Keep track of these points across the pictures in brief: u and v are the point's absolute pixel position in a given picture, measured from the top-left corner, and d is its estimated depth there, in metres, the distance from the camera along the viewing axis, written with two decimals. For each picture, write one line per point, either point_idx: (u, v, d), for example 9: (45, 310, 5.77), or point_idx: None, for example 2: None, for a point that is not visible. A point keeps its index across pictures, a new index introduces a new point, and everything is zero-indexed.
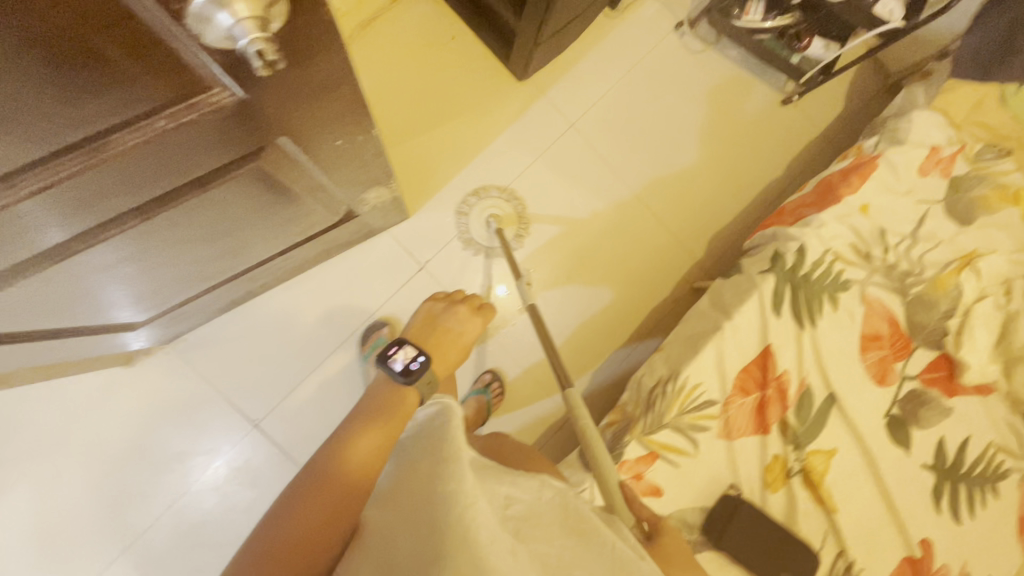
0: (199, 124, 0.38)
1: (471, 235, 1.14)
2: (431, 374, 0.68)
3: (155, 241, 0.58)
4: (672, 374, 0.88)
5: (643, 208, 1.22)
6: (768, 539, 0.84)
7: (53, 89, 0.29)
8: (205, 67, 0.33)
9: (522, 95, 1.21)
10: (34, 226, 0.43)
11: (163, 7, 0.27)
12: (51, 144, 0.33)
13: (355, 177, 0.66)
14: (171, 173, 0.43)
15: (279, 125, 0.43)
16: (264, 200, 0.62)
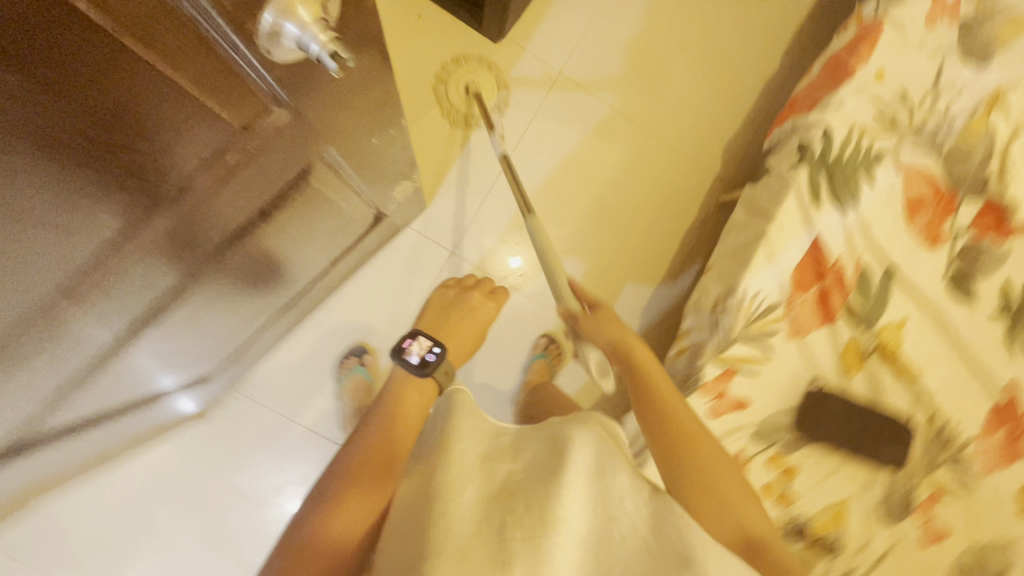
0: (262, 146, 0.40)
1: (454, 111, 1.14)
2: (448, 364, 0.68)
3: (219, 292, 0.60)
4: (731, 290, 0.88)
5: (649, 137, 1.20)
6: (861, 421, 0.88)
7: (143, 132, 0.32)
8: (263, 84, 0.35)
9: (503, 56, 1.17)
10: (137, 296, 0.45)
11: (231, 25, 0.29)
12: (143, 193, 0.36)
13: (384, 173, 0.65)
14: (240, 208, 0.45)
15: (326, 135, 0.44)
16: (310, 221, 0.62)
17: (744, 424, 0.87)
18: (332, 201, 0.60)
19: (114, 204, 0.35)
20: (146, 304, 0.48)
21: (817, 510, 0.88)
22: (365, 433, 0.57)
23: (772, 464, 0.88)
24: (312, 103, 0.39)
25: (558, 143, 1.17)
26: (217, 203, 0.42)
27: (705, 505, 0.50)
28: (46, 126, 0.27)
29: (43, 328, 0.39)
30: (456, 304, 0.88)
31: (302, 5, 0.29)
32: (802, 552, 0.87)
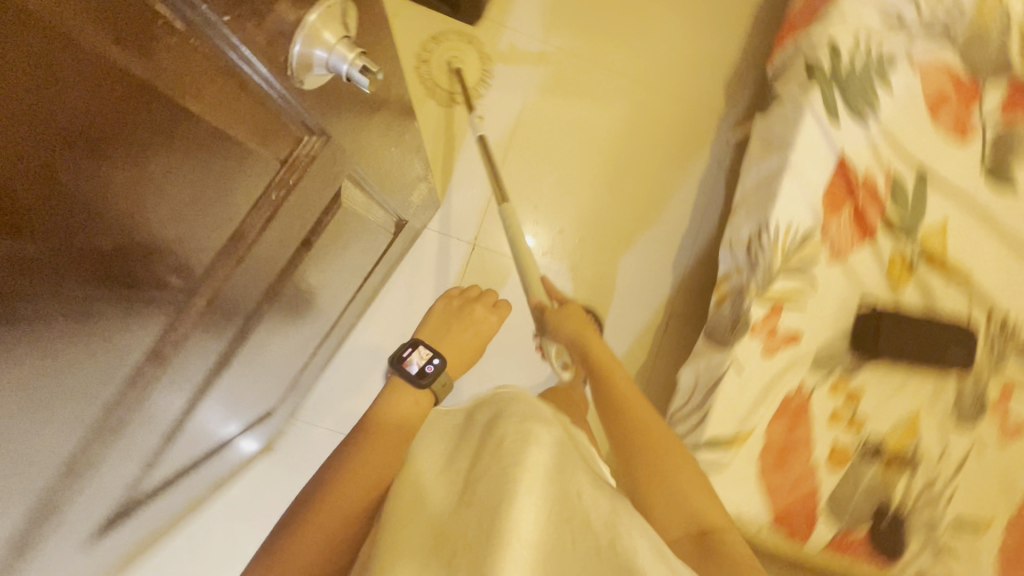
0: (300, 180, 0.41)
1: (441, 88, 1.13)
2: (446, 377, 0.64)
3: (270, 332, 0.61)
4: (763, 225, 0.87)
5: (646, 89, 1.18)
6: (919, 330, 0.86)
7: (205, 190, 0.33)
8: (294, 115, 0.36)
9: (484, 39, 1.15)
10: (208, 347, 0.46)
11: (270, 62, 0.30)
12: (207, 249, 0.37)
13: (402, 179, 0.66)
14: (286, 245, 0.46)
15: (353, 156, 0.46)
16: (345, 242, 0.64)
17: (800, 358, 0.87)
18: (358, 222, 0.61)
19: (179, 269, 0.36)
20: (215, 355, 0.49)
21: (889, 428, 0.88)
22: (338, 460, 0.52)
23: (835, 391, 0.88)
24: (339, 125, 0.40)
25: (557, 114, 1.16)
26: (265, 249, 0.43)
27: (652, 501, 0.51)
28: (114, 205, 0.28)
29: (135, 396, 0.40)
30: (457, 317, 0.77)
31: (325, 28, 0.30)
32: (881, 471, 0.87)
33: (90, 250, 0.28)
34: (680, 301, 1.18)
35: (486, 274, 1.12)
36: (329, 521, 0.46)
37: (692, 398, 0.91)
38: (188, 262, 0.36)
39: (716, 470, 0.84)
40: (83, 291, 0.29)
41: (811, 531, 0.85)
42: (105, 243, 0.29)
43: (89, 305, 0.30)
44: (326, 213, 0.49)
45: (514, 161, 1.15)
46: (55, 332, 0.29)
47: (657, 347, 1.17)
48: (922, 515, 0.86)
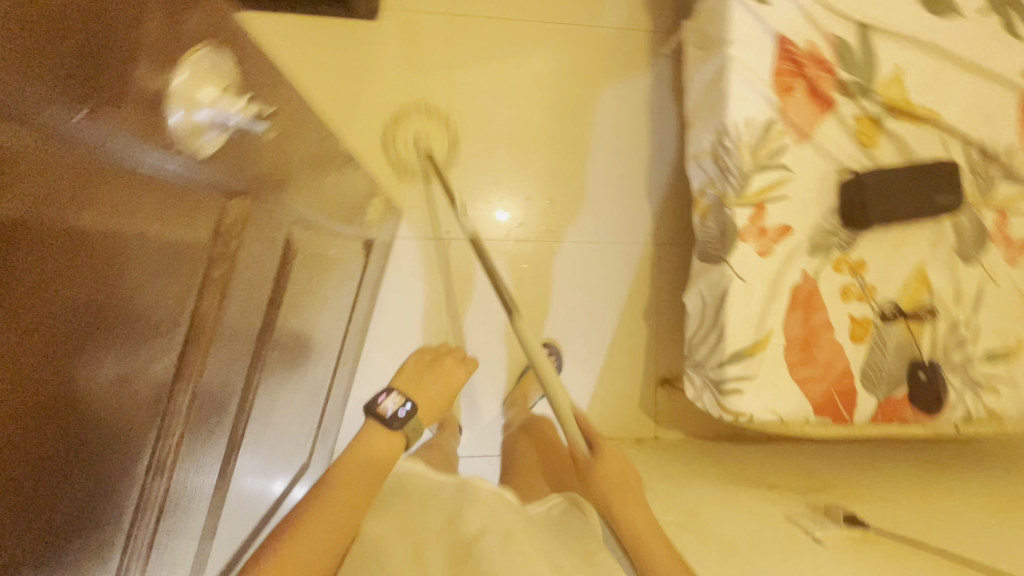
0: (238, 242, 0.37)
1: (365, 96, 1.09)
2: (417, 420, 0.73)
3: (273, 398, 0.59)
4: (723, 129, 0.86)
5: (566, 29, 1.14)
6: (903, 182, 0.83)
7: (137, 294, 0.29)
8: (201, 180, 0.32)
9: (390, 29, 1.10)
10: (210, 443, 0.43)
11: (141, 135, 0.26)
12: (168, 350, 0.33)
13: (354, 203, 0.65)
14: (252, 310, 0.42)
15: (285, 196, 0.42)
16: (318, 281, 0.62)
17: (797, 248, 0.86)
18: (318, 257, 0.58)
19: (145, 383, 0.32)
20: (220, 447, 0.45)
21: (900, 286, 0.88)
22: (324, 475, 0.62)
23: (840, 268, 0.87)
24: (262, 169, 0.37)
25: (487, 83, 1.12)
26: (234, 323, 0.40)
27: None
28: (39, 350, 0.24)
29: (149, 519, 0.37)
30: (427, 368, 0.85)
31: (205, 86, 0.29)
32: (904, 328, 0.88)
33: (41, 401, 0.25)
34: (665, 227, 1.17)
35: (470, 264, 1.11)
36: (318, 542, 0.53)
37: (704, 320, 0.91)
38: (158, 370, 0.33)
39: (747, 380, 0.85)
40: (49, 442, 0.26)
41: (854, 407, 0.87)
42: (51, 388, 0.25)
43: (48, 462, 0.26)
44: (282, 262, 0.45)
45: (460, 144, 1.12)
46: (23, 505, 0.25)
47: (656, 278, 1.17)
48: (954, 357, 0.87)
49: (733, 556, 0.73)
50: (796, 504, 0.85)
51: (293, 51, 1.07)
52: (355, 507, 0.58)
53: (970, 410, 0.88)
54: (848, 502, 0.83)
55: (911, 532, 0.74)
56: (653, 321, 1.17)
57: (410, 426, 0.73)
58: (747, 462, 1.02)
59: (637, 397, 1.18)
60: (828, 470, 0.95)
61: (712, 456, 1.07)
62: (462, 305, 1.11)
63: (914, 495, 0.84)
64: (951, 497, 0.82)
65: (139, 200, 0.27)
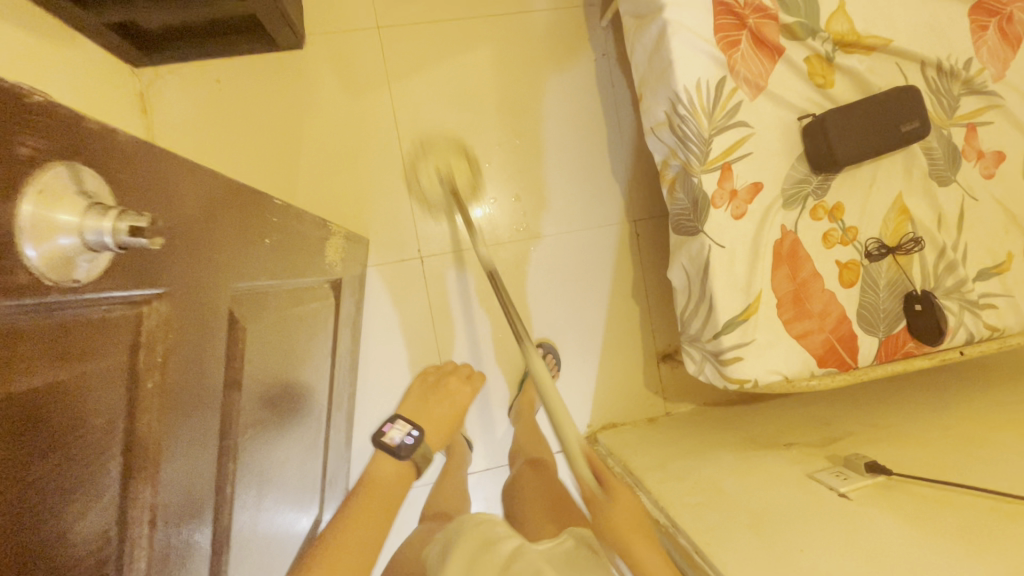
0: (169, 346, 0.32)
1: (309, 129, 1.05)
2: (425, 447, 0.73)
3: (266, 475, 0.54)
4: (674, 97, 0.82)
5: (498, 19, 1.10)
6: (866, 116, 0.81)
7: (50, 452, 0.24)
8: (107, 304, 0.27)
9: (319, 54, 1.05)
10: (192, 564, 0.38)
11: (14, 290, 0.21)
12: (108, 493, 0.28)
13: (306, 253, 0.62)
14: (207, 407, 0.38)
15: (214, 274, 0.37)
16: (287, 342, 0.59)
17: (771, 203, 0.84)
18: (277, 316, 0.54)
19: (89, 537, 0.27)
20: (204, 559, 0.40)
21: (880, 222, 0.86)
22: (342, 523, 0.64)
23: (817, 215, 0.85)
24: (178, 256, 0.32)
25: (430, 90, 1.08)
26: (190, 426, 0.35)
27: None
28: None
29: None
30: (433, 391, 0.85)
31: (60, 204, 0.22)
32: (891, 264, 0.86)
33: None
34: (637, 202, 1.15)
35: (447, 279, 1.09)
36: None
37: (691, 293, 0.89)
38: (106, 515, 0.28)
39: (746, 346, 0.83)
40: None
41: (856, 352, 0.85)
42: None
43: None
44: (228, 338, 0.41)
45: (414, 158, 1.08)
46: None
47: (638, 255, 1.15)
48: (946, 282, 0.86)
49: (762, 525, 0.72)
50: (815, 459, 0.84)
51: (223, 95, 1.02)
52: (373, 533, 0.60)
53: (972, 332, 0.86)
54: (866, 448, 0.82)
55: (933, 469, 0.73)
56: (643, 298, 1.16)
57: (419, 452, 0.73)
58: (760, 423, 1.01)
59: (641, 378, 1.17)
60: (842, 417, 0.94)
61: (724, 423, 1.06)
62: (447, 321, 1.09)
63: (931, 428, 0.83)
64: (967, 423, 0.81)
65: (26, 349, 0.22)
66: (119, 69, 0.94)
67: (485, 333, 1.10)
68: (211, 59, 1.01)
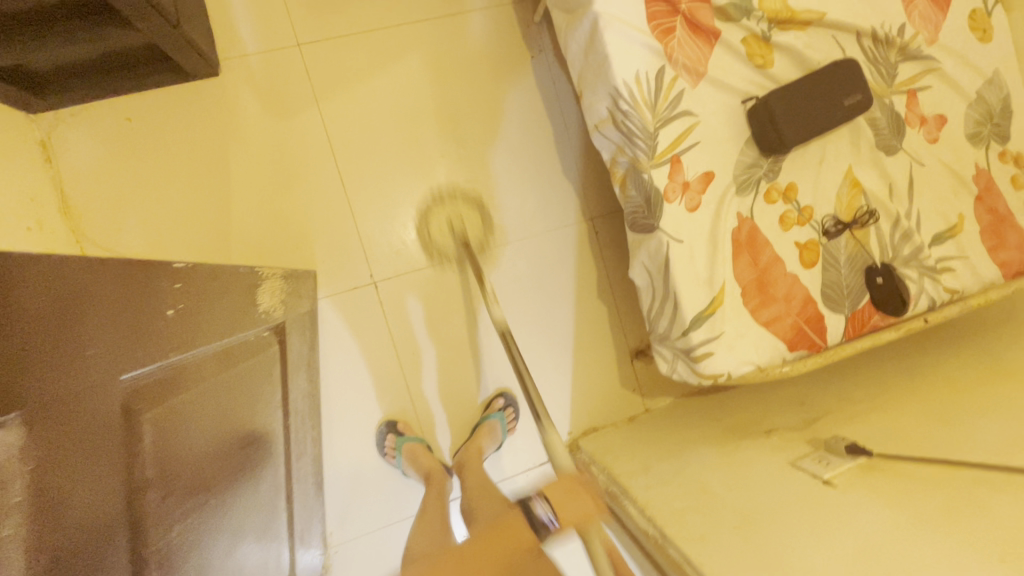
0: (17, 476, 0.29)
1: (237, 161, 0.98)
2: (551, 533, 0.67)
3: (224, 541, 0.52)
4: (615, 92, 0.79)
5: (429, 23, 1.05)
6: (808, 94, 0.79)
7: None
8: None
9: (238, 79, 0.98)
10: None
11: None
12: None
13: (228, 310, 0.58)
14: (98, 520, 0.35)
15: (75, 367, 0.34)
16: (228, 411, 0.55)
17: (724, 192, 0.81)
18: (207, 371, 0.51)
19: None
20: None
21: (835, 199, 0.85)
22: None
23: (772, 198, 0.83)
24: (24, 343, 0.31)
25: (363, 105, 1.03)
26: (76, 515, 0.33)
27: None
28: None
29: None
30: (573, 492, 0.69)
31: None
32: (849, 239, 0.85)
33: None
34: (592, 199, 1.12)
35: (405, 302, 1.04)
36: None
37: (655, 291, 0.86)
38: None
39: (716, 340, 0.81)
40: None
41: (824, 331, 0.84)
42: None
43: None
44: (130, 412, 0.39)
45: (355, 180, 1.02)
46: None
47: (599, 254, 1.12)
48: (903, 251, 0.86)
49: (752, 523, 0.70)
50: (796, 444, 0.82)
51: (137, 133, 0.94)
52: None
53: (933, 297, 0.86)
54: (844, 428, 0.81)
55: (912, 443, 0.72)
56: (610, 297, 1.13)
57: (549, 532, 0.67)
58: (738, 411, 1.00)
59: (616, 377, 1.14)
60: (817, 396, 0.94)
61: (703, 413, 1.04)
62: (410, 345, 1.05)
63: (906, 398, 0.83)
64: (935, 391, 0.81)
65: None
66: (13, 117, 0.86)
67: (451, 354, 1.07)
68: (119, 96, 0.93)
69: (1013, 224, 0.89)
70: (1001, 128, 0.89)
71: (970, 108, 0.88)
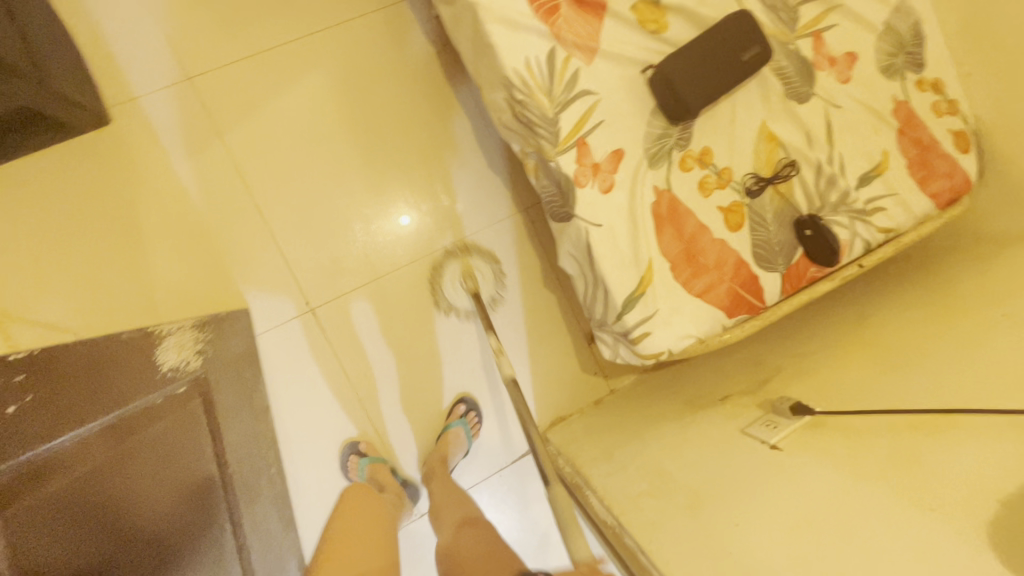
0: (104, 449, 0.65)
1: (147, 209, 0.96)
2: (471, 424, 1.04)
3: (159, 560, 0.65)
4: (507, 82, 0.76)
5: (323, 34, 1.01)
6: (705, 54, 0.77)
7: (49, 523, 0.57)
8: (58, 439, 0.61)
9: (134, 126, 0.95)
10: None
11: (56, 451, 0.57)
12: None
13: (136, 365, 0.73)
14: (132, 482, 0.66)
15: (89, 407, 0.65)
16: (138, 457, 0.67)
17: (636, 168, 0.79)
18: (72, 449, 0.63)
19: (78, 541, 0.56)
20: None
21: (752, 155, 0.83)
22: None
23: (687, 166, 0.81)
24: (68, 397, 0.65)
25: (269, 129, 0.99)
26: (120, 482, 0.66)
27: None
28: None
29: None
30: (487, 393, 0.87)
31: None
32: (772, 195, 0.83)
33: None
34: (523, 191, 1.09)
35: (346, 323, 1.02)
36: None
37: (586, 278, 0.84)
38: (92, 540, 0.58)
39: (651, 320, 0.79)
40: None
41: (761, 292, 0.82)
42: None
43: None
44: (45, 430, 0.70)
45: (273, 208, 0.99)
46: None
47: (539, 242, 1.10)
48: (830, 198, 0.84)
49: (702, 501, 0.70)
50: (747, 410, 0.81)
51: (36, 197, 0.92)
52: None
53: (867, 240, 0.85)
54: (791, 386, 0.80)
55: (855, 393, 0.71)
56: (556, 286, 1.11)
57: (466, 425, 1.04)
58: (696, 379, 0.99)
59: (575, 364, 1.13)
60: (770, 355, 0.93)
61: (663, 388, 1.03)
62: (358, 368, 1.02)
63: (850, 347, 0.82)
64: (879, 335, 0.80)
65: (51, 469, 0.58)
66: None
67: (403, 368, 1.04)
68: (10, 162, 0.91)
69: (940, 152, 0.86)
70: (916, 56, 0.86)
71: (880, 40, 0.85)
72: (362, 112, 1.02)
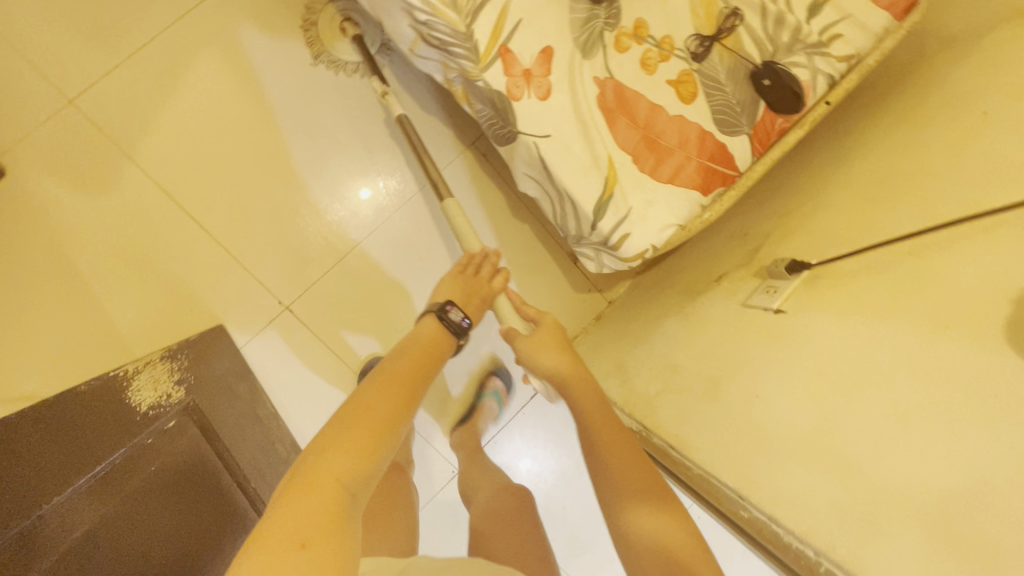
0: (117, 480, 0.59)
1: (82, 252, 0.89)
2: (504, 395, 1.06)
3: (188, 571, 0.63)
4: (405, 4, 0.68)
5: (199, 14, 0.91)
6: None
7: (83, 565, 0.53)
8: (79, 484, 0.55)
9: (35, 170, 0.88)
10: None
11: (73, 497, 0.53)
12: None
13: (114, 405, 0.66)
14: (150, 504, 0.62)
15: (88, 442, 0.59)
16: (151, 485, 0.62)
17: (570, 62, 0.73)
18: (63, 516, 0.52)
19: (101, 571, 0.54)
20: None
21: (690, 16, 0.78)
22: (322, 442, 0.50)
23: (625, 45, 0.75)
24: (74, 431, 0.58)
25: (180, 133, 0.92)
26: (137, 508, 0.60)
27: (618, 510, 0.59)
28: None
29: None
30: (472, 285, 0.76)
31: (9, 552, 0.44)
32: (721, 52, 0.78)
33: None
34: (464, 125, 1.02)
35: (325, 310, 0.98)
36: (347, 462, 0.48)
37: (551, 196, 0.79)
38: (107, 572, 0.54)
39: (627, 220, 0.75)
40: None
41: (732, 160, 0.78)
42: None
43: None
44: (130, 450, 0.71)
45: (211, 215, 0.93)
46: None
47: (495, 173, 1.04)
48: (782, 39, 0.77)
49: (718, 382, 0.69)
50: (744, 282, 0.79)
51: None
52: (394, 412, 0.54)
53: (830, 74, 0.78)
54: (784, 247, 0.77)
55: (847, 234, 0.68)
56: (527, 214, 1.06)
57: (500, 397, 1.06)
58: (689, 267, 0.96)
59: (568, 287, 1.10)
60: (756, 223, 0.90)
61: (658, 285, 1.01)
62: (353, 353, 0.99)
63: (833, 190, 0.78)
64: (861, 170, 0.76)
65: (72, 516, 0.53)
66: None
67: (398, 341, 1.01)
68: None
69: None
70: None
71: None
72: (268, 87, 0.94)
